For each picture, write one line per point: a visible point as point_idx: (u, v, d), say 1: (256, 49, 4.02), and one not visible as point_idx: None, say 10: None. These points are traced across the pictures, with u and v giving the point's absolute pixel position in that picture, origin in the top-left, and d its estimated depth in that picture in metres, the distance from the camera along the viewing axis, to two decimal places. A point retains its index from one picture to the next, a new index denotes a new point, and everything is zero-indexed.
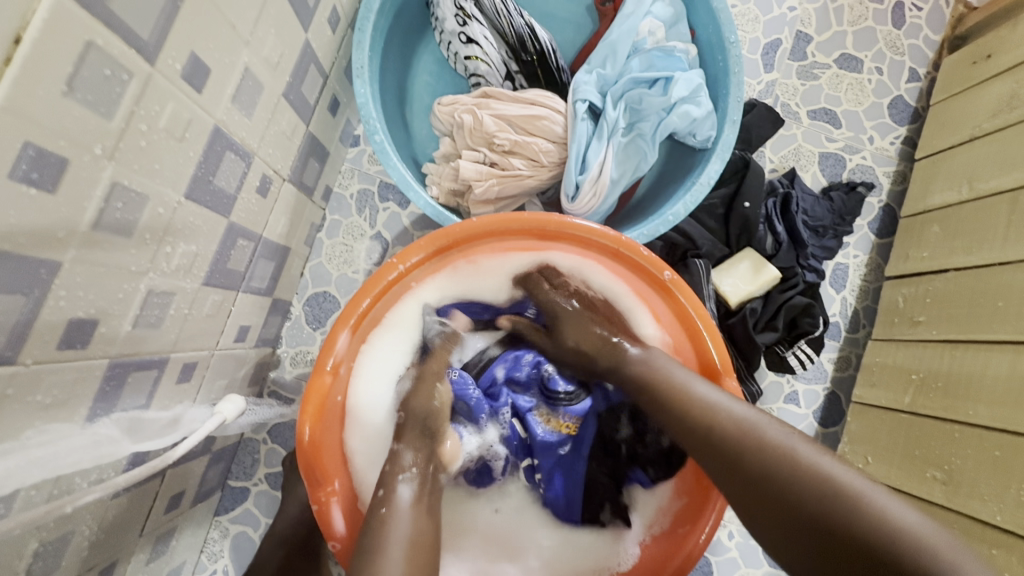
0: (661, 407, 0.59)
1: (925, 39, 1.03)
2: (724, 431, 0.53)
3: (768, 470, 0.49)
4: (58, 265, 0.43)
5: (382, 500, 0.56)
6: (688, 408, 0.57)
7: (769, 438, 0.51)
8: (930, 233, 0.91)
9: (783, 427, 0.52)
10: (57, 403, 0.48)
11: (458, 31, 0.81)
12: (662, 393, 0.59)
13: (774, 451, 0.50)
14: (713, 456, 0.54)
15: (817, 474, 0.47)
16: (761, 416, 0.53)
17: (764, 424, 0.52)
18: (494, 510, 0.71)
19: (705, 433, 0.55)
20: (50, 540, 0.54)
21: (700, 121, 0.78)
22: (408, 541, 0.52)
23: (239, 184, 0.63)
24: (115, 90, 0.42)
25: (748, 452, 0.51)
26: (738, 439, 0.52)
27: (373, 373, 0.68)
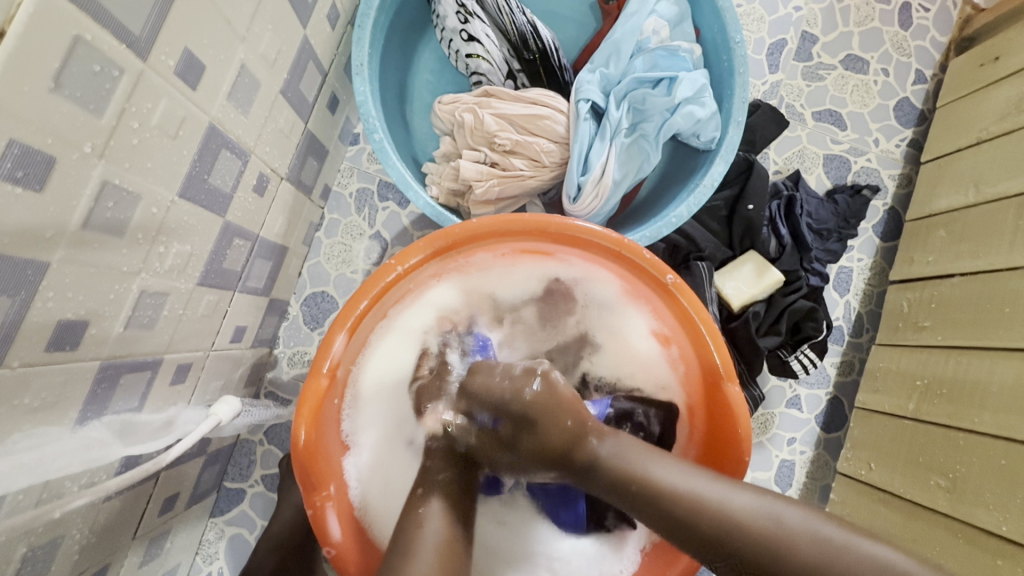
0: (663, 515, 0.50)
1: (931, 40, 1.02)
2: (752, 535, 0.47)
3: (810, 573, 0.45)
4: (46, 266, 0.42)
5: (418, 504, 0.56)
6: (700, 512, 0.49)
7: (799, 537, 0.46)
8: (935, 237, 0.90)
9: (810, 514, 0.48)
10: (45, 405, 0.47)
11: (459, 29, 0.80)
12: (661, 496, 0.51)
13: (812, 552, 0.46)
14: (737, 564, 0.47)
15: (861, 571, 0.44)
16: (784, 506, 0.49)
17: (789, 518, 0.48)
18: (499, 524, 0.70)
19: (728, 540, 0.47)
20: (39, 544, 0.53)
21: (705, 122, 0.77)
22: (441, 546, 0.51)
23: (235, 183, 0.62)
24: (105, 86, 0.41)
25: (784, 554, 0.46)
26: (769, 542, 0.47)
27: (379, 368, 0.69)
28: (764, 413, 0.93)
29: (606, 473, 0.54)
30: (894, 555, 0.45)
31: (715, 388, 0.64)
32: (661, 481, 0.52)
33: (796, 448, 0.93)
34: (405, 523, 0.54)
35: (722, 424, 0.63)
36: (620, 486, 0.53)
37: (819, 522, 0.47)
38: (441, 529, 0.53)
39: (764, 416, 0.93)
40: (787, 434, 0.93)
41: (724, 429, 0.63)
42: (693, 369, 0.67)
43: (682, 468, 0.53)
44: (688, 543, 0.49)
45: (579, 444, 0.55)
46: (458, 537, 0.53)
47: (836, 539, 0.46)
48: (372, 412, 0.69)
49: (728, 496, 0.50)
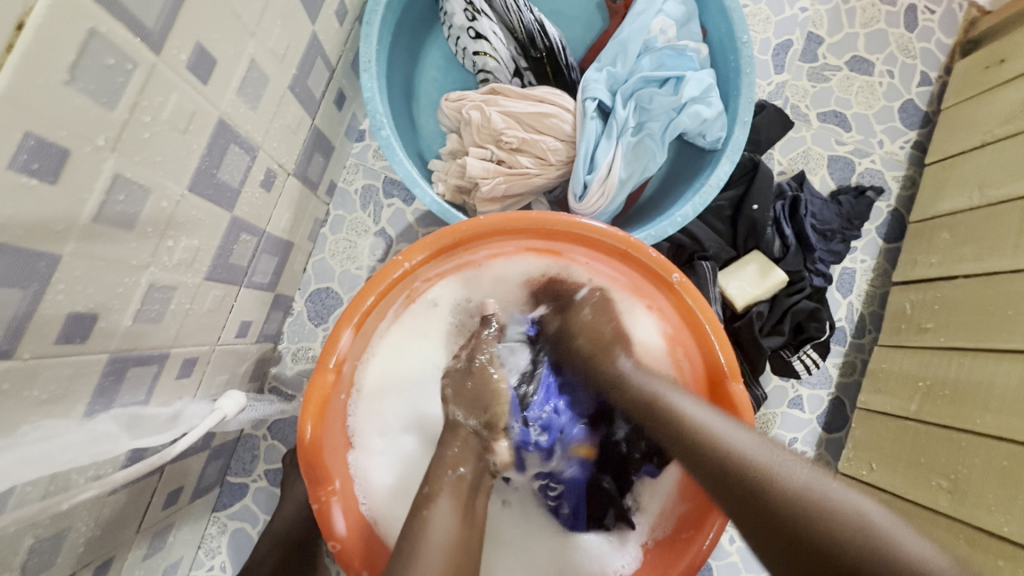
0: (674, 432, 0.57)
1: (937, 42, 1.02)
2: (745, 465, 0.50)
3: (790, 505, 0.47)
4: (57, 258, 0.43)
5: (424, 503, 0.55)
6: (704, 434, 0.54)
7: (788, 474, 0.48)
8: (939, 239, 0.90)
9: (806, 464, 0.50)
10: (53, 397, 0.47)
11: (467, 26, 0.81)
12: (672, 414, 0.57)
13: (798, 488, 0.47)
14: (730, 489, 0.51)
15: (847, 517, 0.44)
16: (783, 453, 0.51)
17: (785, 462, 0.50)
18: (503, 501, 0.71)
19: (725, 463, 0.52)
20: (46, 536, 0.53)
21: (711, 121, 0.77)
22: (450, 546, 0.51)
23: (243, 178, 0.62)
24: (118, 79, 0.42)
25: (767, 483, 0.48)
26: (761, 472, 0.49)
27: (387, 372, 0.70)
28: (766, 413, 0.93)
29: (632, 393, 0.63)
30: (886, 519, 0.44)
31: (720, 387, 0.64)
32: (676, 407, 0.58)
33: (798, 448, 0.93)
34: (410, 524, 0.53)
35: None
36: (641, 406, 0.61)
37: (821, 478, 0.48)
38: (450, 531, 0.53)
39: (766, 415, 0.93)
40: (789, 434, 0.93)
41: None
42: (697, 368, 0.67)
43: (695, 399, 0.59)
44: (690, 459, 0.55)
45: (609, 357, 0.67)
46: (467, 538, 0.54)
47: (825, 488, 0.47)
48: (378, 410, 0.69)
49: (734, 434, 0.53)
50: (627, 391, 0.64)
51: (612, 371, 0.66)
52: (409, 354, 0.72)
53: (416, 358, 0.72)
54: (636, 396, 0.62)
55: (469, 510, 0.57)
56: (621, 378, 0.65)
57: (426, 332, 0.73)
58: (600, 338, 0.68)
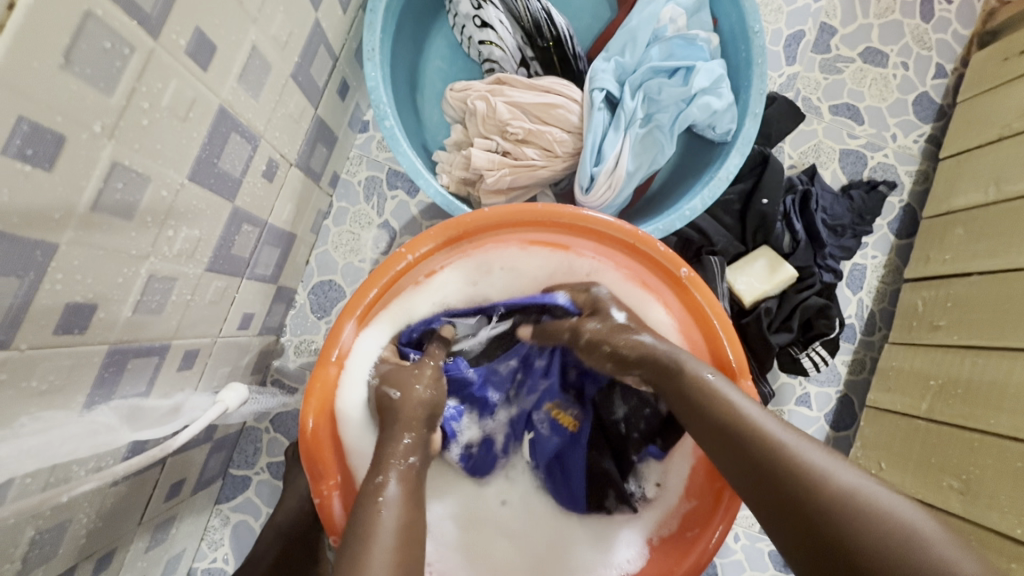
0: (708, 417, 0.54)
1: (953, 33, 1.00)
2: (787, 460, 0.47)
3: (831, 508, 0.43)
4: (54, 248, 0.42)
5: (374, 491, 0.52)
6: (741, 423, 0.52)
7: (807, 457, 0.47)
8: (953, 235, 0.88)
9: (852, 469, 0.47)
10: (52, 389, 0.47)
11: (472, 15, 0.79)
12: (709, 399, 0.54)
13: (844, 490, 0.44)
14: (765, 484, 0.48)
15: (898, 528, 0.41)
16: (828, 454, 0.48)
17: (832, 464, 0.46)
18: (500, 501, 0.71)
19: (765, 457, 0.49)
20: (46, 528, 0.53)
21: (721, 113, 0.76)
22: (399, 536, 0.48)
23: (245, 168, 0.61)
24: (115, 64, 0.41)
25: (810, 481, 0.45)
26: (804, 470, 0.46)
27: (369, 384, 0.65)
28: (774, 410, 0.92)
29: (659, 368, 0.59)
30: (937, 533, 0.41)
31: None
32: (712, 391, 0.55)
33: None
34: (360, 509, 0.50)
35: None
36: (672, 388, 0.58)
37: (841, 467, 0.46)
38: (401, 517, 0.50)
39: (773, 412, 0.92)
40: None
41: None
42: None
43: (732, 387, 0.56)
44: (722, 448, 0.52)
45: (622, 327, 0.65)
46: (416, 519, 0.51)
47: (875, 494, 0.44)
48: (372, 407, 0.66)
49: (773, 428, 0.50)
50: (650, 369, 0.60)
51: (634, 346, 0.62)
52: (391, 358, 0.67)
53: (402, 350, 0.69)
54: (665, 373, 0.59)
55: (417, 497, 0.53)
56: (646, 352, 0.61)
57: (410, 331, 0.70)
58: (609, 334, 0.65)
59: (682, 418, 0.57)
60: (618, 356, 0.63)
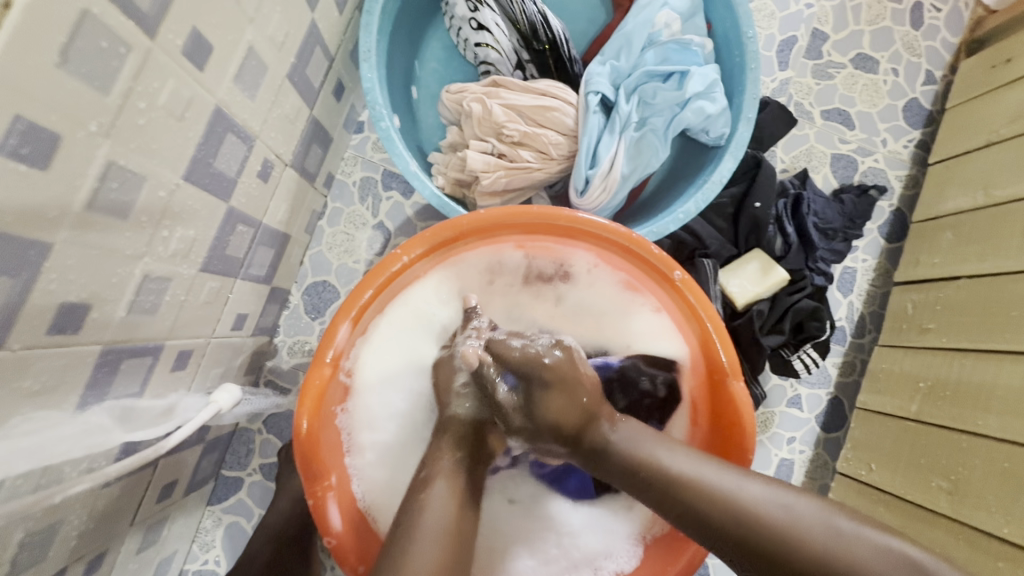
0: (676, 505, 0.51)
1: (942, 41, 1.01)
2: (763, 527, 0.47)
3: (818, 567, 0.44)
4: (49, 247, 0.42)
5: (421, 488, 0.55)
6: (707, 503, 0.49)
7: (808, 525, 0.46)
8: (942, 240, 0.90)
9: (811, 500, 0.48)
10: (45, 389, 0.46)
11: (469, 17, 0.80)
12: (671, 485, 0.51)
13: (829, 543, 0.45)
14: (750, 559, 0.47)
15: (878, 566, 0.43)
16: (790, 493, 0.49)
17: (800, 509, 0.47)
18: (507, 500, 0.70)
19: (745, 531, 0.47)
20: (36, 530, 0.52)
21: (715, 117, 0.77)
22: (446, 531, 0.50)
23: (240, 168, 0.61)
24: (112, 63, 0.40)
25: (787, 543, 0.46)
26: (779, 530, 0.46)
27: (384, 384, 0.69)
28: (765, 412, 0.93)
29: (619, 464, 0.55)
30: (902, 544, 0.45)
31: (720, 385, 0.63)
32: (669, 468, 0.52)
33: (796, 447, 0.93)
34: (407, 508, 0.53)
35: (726, 421, 0.63)
36: (631, 477, 0.54)
37: (831, 515, 0.47)
38: (447, 517, 0.52)
39: (764, 414, 0.93)
40: (788, 433, 0.93)
41: (729, 426, 0.62)
42: (698, 362, 0.67)
43: (688, 454, 0.54)
44: (702, 532, 0.50)
45: (592, 428, 0.57)
46: (464, 522, 0.53)
47: (841, 526, 0.46)
48: (374, 406, 0.68)
49: (738, 484, 0.50)
50: (618, 471, 0.55)
51: (597, 442, 0.56)
52: (399, 349, 0.69)
53: (410, 348, 0.70)
54: (623, 465, 0.55)
55: (465, 499, 0.55)
56: (605, 448, 0.56)
57: (432, 334, 0.71)
58: (576, 408, 0.57)
59: (649, 504, 0.54)
60: (592, 464, 0.57)
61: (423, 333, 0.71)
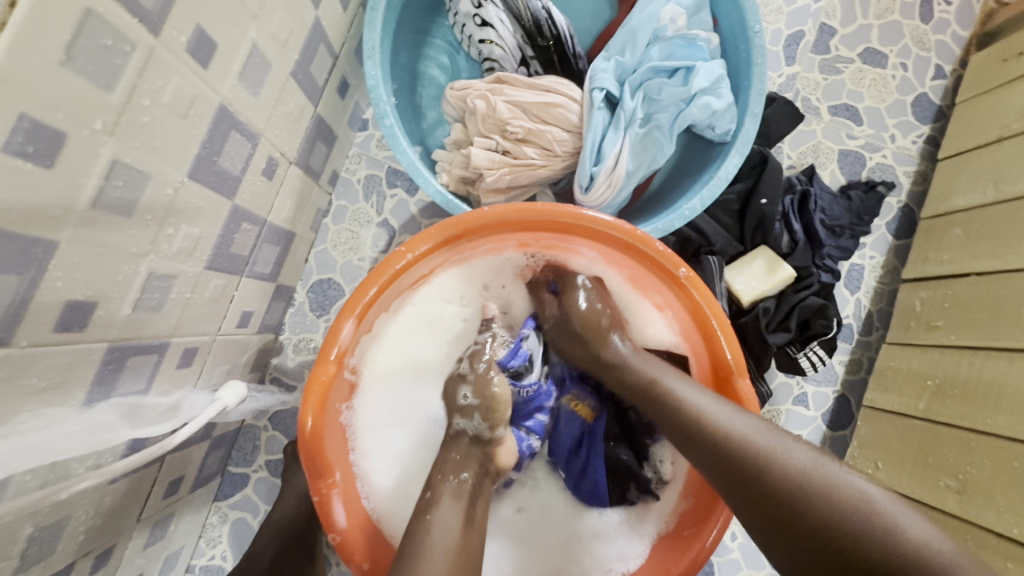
0: (676, 424, 0.56)
1: (953, 34, 1.00)
2: (736, 442, 0.51)
3: (791, 492, 0.46)
4: (54, 245, 0.42)
5: (427, 506, 0.56)
6: (696, 415, 0.54)
7: (783, 453, 0.49)
8: (951, 236, 0.89)
9: (804, 446, 0.50)
10: (52, 385, 0.47)
11: (473, 13, 0.80)
12: (666, 398, 0.57)
13: (794, 467, 0.48)
14: (732, 479, 0.50)
15: (837, 494, 0.45)
16: (782, 436, 0.51)
17: (786, 446, 0.49)
18: (516, 509, 0.71)
19: (730, 453, 0.51)
20: (45, 525, 0.53)
21: (721, 113, 0.76)
22: (452, 551, 0.51)
23: (244, 165, 0.61)
24: (116, 61, 0.41)
25: (767, 467, 0.48)
26: (761, 456, 0.49)
27: (387, 388, 0.70)
28: (771, 409, 0.92)
29: (631, 376, 0.62)
30: (876, 492, 0.45)
31: (725, 384, 0.63)
32: (675, 393, 0.57)
33: None
34: (414, 523, 0.54)
35: None
36: (638, 390, 0.61)
37: (809, 452, 0.49)
38: (454, 536, 0.53)
39: (771, 412, 0.92)
40: (794, 431, 0.92)
41: None
42: (702, 361, 0.66)
43: (692, 382, 0.58)
44: (695, 452, 0.54)
45: (608, 345, 0.66)
46: (469, 540, 0.54)
47: (826, 468, 0.47)
48: (379, 402, 0.69)
49: (728, 417, 0.53)
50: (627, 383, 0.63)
51: (610, 356, 0.65)
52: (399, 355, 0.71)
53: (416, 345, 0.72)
54: (633, 380, 0.62)
55: (471, 514, 0.57)
56: (617, 362, 0.64)
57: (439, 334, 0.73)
58: (596, 323, 0.66)
59: (656, 421, 0.59)
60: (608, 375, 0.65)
61: (422, 339, 0.72)
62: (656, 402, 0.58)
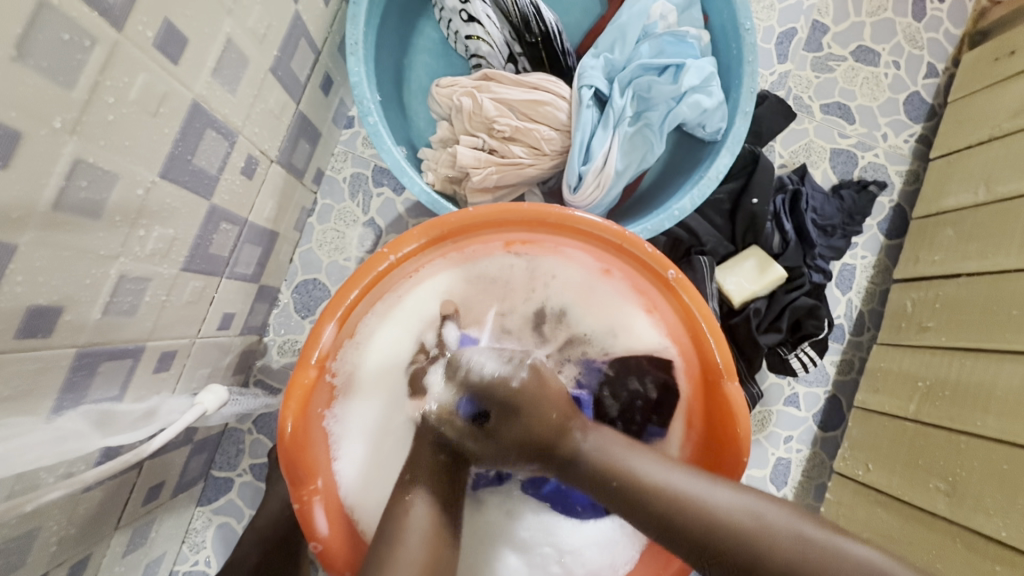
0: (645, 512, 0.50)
1: (945, 32, 0.99)
2: (729, 530, 0.47)
3: (787, 573, 0.44)
4: (14, 248, 0.40)
5: (405, 490, 0.57)
6: (676, 508, 0.49)
7: (777, 530, 0.46)
8: (943, 236, 0.88)
9: (785, 508, 0.48)
10: (17, 394, 0.45)
11: (459, 9, 0.78)
12: (639, 497, 0.51)
13: (790, 546, 0.45)
14: (720, 565, 0.47)
15: (840, 570, 0.43)
16: (765, 502, 0.49)
17: (770, 516, 0.47)
18: (506, 513, 0.69)
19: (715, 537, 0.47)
20: (13, 537, 0.51)
21: (711, 112, 0.75)
22: (428, 536, 0.52)
23: (222, 164, 0.60)
24: (76, 57, 0.39)
25: (755, 547, 0.46)
26: (748, 538, 0.46)
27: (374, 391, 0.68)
28: (762, 411, 0.91)
29: (589, 471, 0.55)
30: (869, 554, 0.44)
31: (715, 389, 0.62)
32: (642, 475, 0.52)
33: (793, 447, 0.91)
34: (392, 510, 0.54)
35: (722, 424, 0.61)
36: (602, 486, 0.53)
37: (800, 521, 0.47)
38: (430, 518, 0.54)
39: (761, 413, 0.91)
40: (785, 433, 0.91)
41: (724, 428, 0.61)
42: (692, 363, 0.65)
43: (656, 458, 0.54)
44: (675, 543, 0.49)
45: (566, 438, 0.57)
46: (446, 520, 0.55)
47: (815, 537, 0.46)
48: (362, 411, 0.67)
49: (710, 493, 0.49)
50: (586, 477, 0.55)
51: (568, 452, 0.56)
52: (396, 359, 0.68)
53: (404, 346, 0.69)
54: (595, 473, 0.54)
55: (446, 497, 0.57)
56: (577, 456, 0.56)
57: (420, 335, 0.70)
58: (545, 425, 0.57)
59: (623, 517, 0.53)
60: (568, 476, 0.56)
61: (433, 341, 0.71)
62: (629, 507, 0.51)
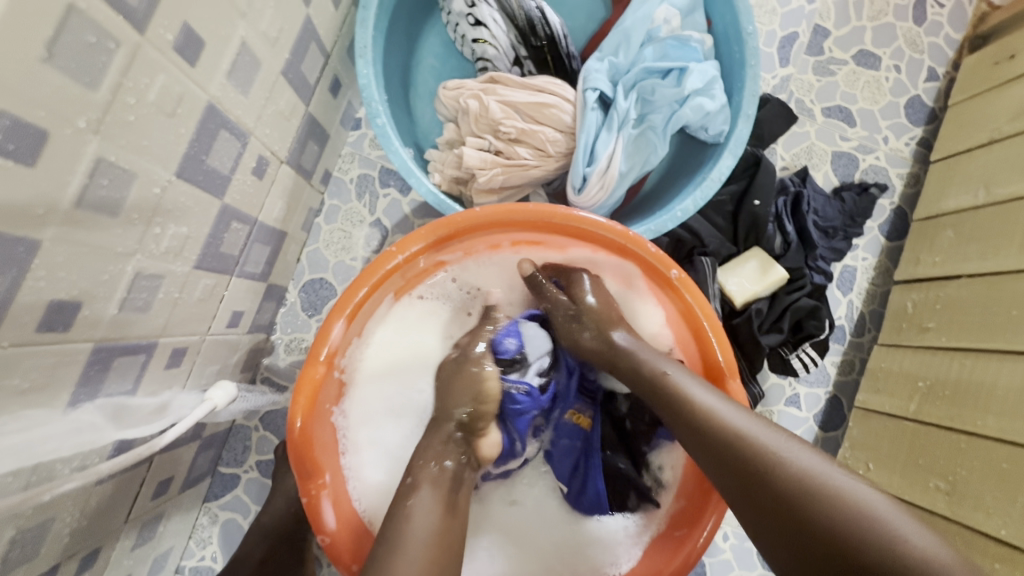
0: (671, 410, 0.56)
1: (946, 37, 1.00)
2: (749, 452, 0.49)
3: (790, 500, 0.46)
4: (36, 244, 0.41)
5: (407, 493, 0.55)
6: (703, 412, 0.53)
7: (798, 462, 0.47)
8: (943, 238, 0.89)
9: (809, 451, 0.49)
10: (36, 387, 0.46)
11: (466, 12, 0.79)
12: (670, 394, 0.56)
13: (804, 478, 0.46)
14: (733, 478, 0.50)
15: (851, 509, 0.44)
16: (786, 438, 0.50)
17: (786, 449, 0.48)
18: (510, 503, 0.71)
19: (752, 467, 0.49)
20: (28, 528, 0.52)
21: (713, 114, 0.76)
22: (432, 539, 0.51)
23: (234, 164, 0.61)
24: (100, 59, 0.40)
25: (770, 473, 0.47)
26: (762, 464, 0.48)
27: (382, 385, 0.70)
28: (763, 411, 0.92)
29: (632, 370, 0.61)
30: (885, 502, 0.44)
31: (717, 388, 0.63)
32: (695, 401, 0.55)
33: None
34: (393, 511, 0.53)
35: None
36: (640, 386, 0.60)
37: (823, 464, 0.47)
38: (432, 523, 0.52)
39: (763, 414, 0.92)
40: (786, 432, 0.92)
41: None
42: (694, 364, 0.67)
43: (699, 380, 0.57)
44: (701, 452, 0.53)
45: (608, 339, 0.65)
46: (451, 527, 0.53)
47: (833, 477, 0.46)
48: (372, 405, 0.69)
49: (733, 417, 0.52)
50: (625, 372, 0.62)
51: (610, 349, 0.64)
52: (409, 344, 0.71)
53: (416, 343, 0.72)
54: (634, 374, 0.61)
55: (452, 501, 0.56)
56: (619, 354, 0.63)
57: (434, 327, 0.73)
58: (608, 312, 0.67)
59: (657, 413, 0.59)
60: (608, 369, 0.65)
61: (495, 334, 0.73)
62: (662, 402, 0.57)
